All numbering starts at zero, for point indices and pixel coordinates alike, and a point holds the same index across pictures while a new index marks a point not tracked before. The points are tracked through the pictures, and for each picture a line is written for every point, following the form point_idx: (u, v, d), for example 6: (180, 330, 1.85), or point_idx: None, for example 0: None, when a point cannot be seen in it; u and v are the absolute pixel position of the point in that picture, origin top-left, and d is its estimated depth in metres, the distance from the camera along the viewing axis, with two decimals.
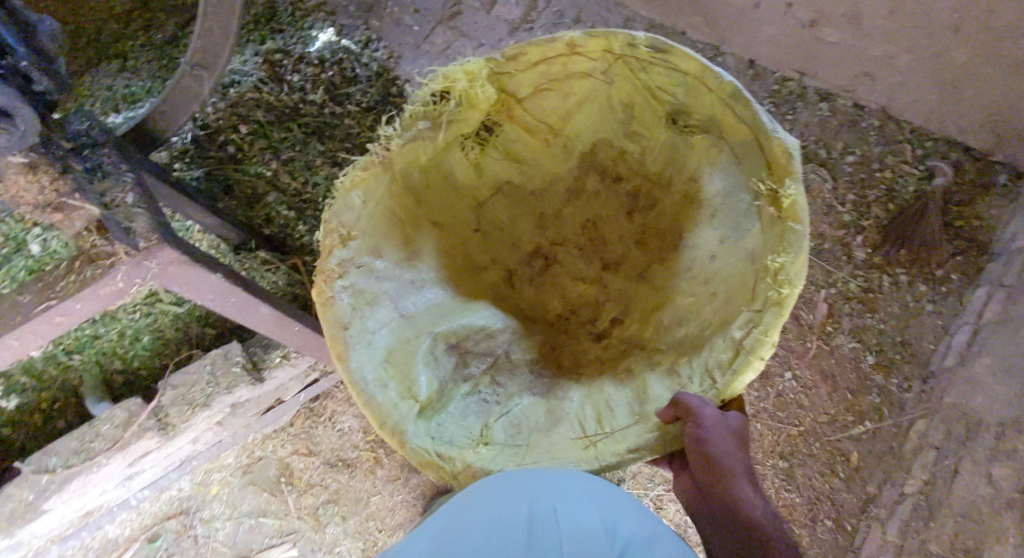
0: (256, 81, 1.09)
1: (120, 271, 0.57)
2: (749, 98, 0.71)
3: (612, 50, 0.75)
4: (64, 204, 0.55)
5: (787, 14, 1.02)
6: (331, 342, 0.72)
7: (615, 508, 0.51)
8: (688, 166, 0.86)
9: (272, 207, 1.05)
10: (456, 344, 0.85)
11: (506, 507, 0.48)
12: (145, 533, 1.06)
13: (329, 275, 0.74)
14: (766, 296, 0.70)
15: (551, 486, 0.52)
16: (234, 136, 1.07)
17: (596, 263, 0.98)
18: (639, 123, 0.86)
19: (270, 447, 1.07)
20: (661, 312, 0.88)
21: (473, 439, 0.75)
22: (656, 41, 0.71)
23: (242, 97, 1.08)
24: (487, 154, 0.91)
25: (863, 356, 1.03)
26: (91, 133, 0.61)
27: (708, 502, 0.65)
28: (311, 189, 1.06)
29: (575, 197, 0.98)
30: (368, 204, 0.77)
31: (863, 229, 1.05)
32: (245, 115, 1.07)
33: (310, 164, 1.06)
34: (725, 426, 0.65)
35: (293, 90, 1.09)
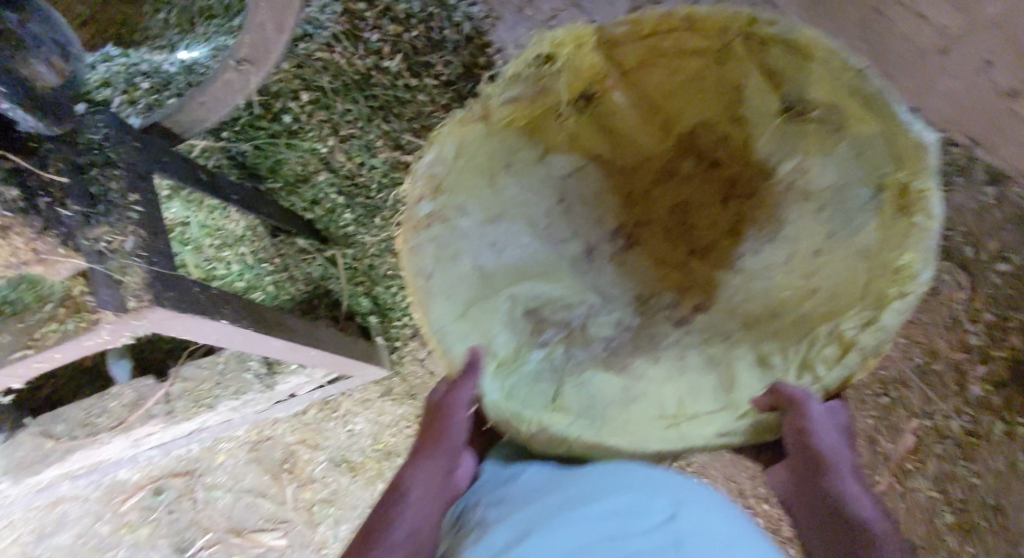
0: (330, 37, 0.95)
1: (105, 327, 0.54)
2: (888, 87, 0.63)
3: (730, 30, 0.70)
4: (46, 259, 0.54)
5: (982, 71, 0.69)
6: (414, 290, 0.75)
7: (718, 520, 0.55)
8: (793, 158, 0.80)
9: (325, 189, 1.03)
10: (535, 310, 0.88)
11: (622, 491, 0.55)
12: (152, 484, 1.22)
13: (417, 223, 0.76)
14: (882, 294, 0.64)
15: (665, 488, 0.57)
16: (293, 105, 0.98)
17: (682, 248, 0.95)
18: (750, 109, 0.81)
19: (279, 431, 1.18)
20: (749, 302, 0.84)
21: (549, 404, 0.76)
22: (781, 21, 0.67)
23: (309, 56, 0.95)
24: (586, 124, 0.87)
25: (940, 510, 0.95)
26: (105, 148, 0.64)
27: (806, 497, 0.60)
28: (366, 173, 1.01)
29: (667, 178, 0.95)
30: (458, 159, 0.77)
31: (990, 358, 0.88)
32: (308, 80, 0.96)
33: (371, 146, 1.00)
34: (829, 415, 0.60)
35: (357, 52, 0.96)
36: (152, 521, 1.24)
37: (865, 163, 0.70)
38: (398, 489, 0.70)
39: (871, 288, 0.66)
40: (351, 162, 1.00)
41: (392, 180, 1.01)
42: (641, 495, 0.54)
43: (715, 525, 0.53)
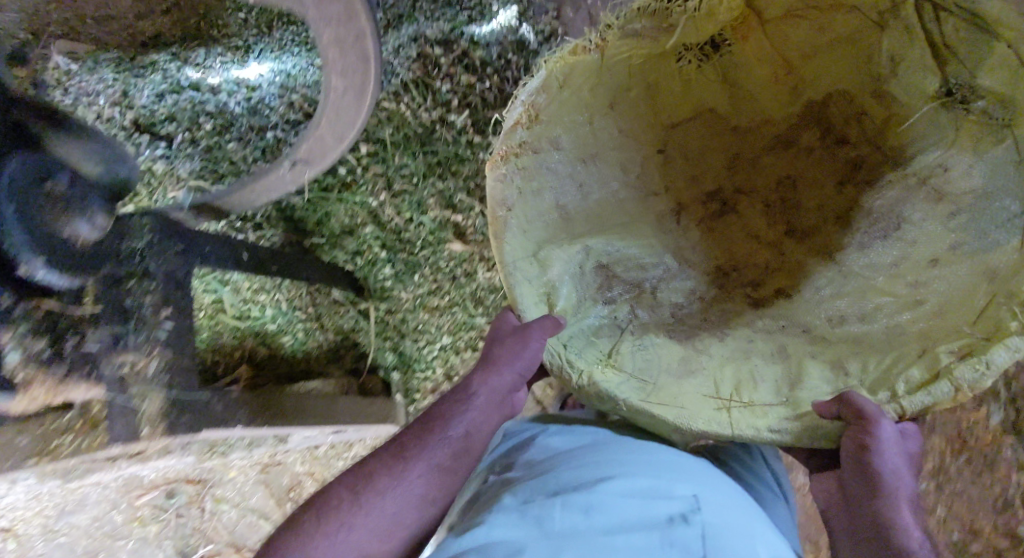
0: (403, 83, 1.05)
1: (115, 445, 0.60)
2: None
3: None
4: (72, 397, 0.60)
5: None
6: (495, 222, 0.75)
7: (741, 510, 0.61)
8: (931, 148, 0.73)
9: (369, 242, 1.12)
10: (607, 265, 0.86)
11: (648, 476, 0.61)
12: (164, 487, 1.01)
13: (511, 149, 0.74)
14: (998, 325, 0.58)
15: (685, 477, 0.63)
16: (353, 156, 1.08)
17: (779, 226, 0.87)
18: (900, 81, 0.73)
19: (292, 459, 1.07)
20: (840, 298, 0.78)
21: (603, 357, 0.77)
22: None
23: (381, 103, 1.06)
24: (704, 72, 0.81)
25: None
26: (146, 258, 0.68)
27: (850, 515, 0.57)
28: (411, 229, 1.10)
29: (782, 147, 0.86)
30: (563, 90, 0.75)
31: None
32: (371, 132, 1.07)
33: (421, 204, 1.09)
34: (899, 442, 0.57)
35: (423, 108, 1.06)
36: (161, 521, 1.04)
37: None
38: (464, 391, 0.71)
39: (988, 314, 0.60)
40: (394, 214, 1.10)
41: (434, 237, 1.10)
42: (663, 482, 0.60)
43: (730, 511, 0.60)
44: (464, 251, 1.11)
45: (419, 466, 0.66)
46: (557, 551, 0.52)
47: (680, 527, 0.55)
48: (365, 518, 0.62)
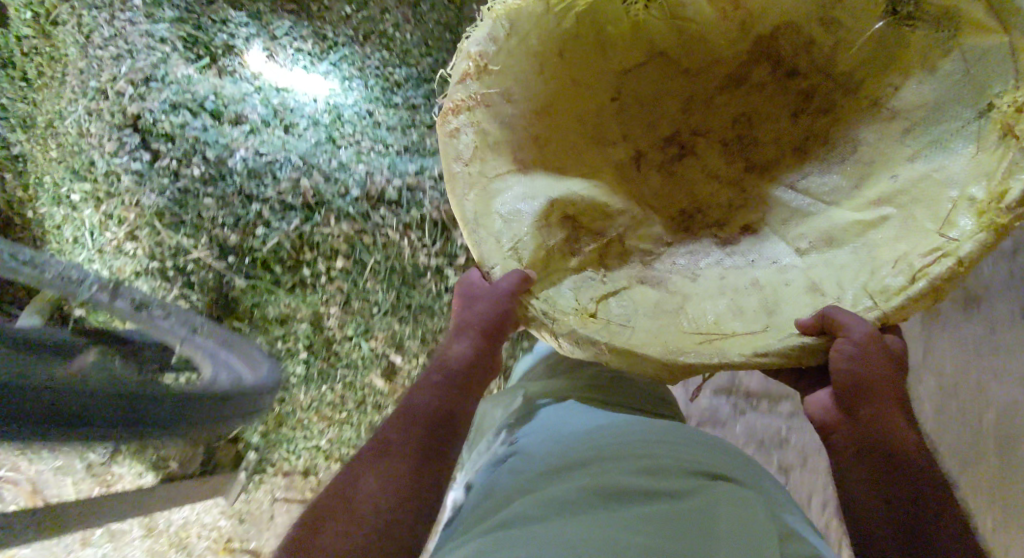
0: (409, 220, 1.15)
1: None
2: None
3: None
4: None
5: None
6: (450, 177, 0.75)
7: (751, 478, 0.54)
8: (891, 66, 0.74)
9: (297, 336, 1.18)
10: (573, 217, 0.81)
11: (649, 453, 0.52)
12: None
13: (458, 107, 0.76)
14: (966, 225, 0.59)
15: (683, 445, 0.55)
16: (325, 260, 1.16)
17: (737, 163, 0.87)
18: (848, 6, 0.74)
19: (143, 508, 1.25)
20: (804, 224, 0.79)
21: (579, 307, 0.72)
22: None
23: (377, 227, 1.15)
24: (650, 14, 0.81)
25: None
26: None
27: (850, 430, 0.56)
28: (347, 345, 1.19)
29: (734, 84, 0.87)
30: (510, 39, 0.77)
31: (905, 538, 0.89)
32: (357, 250, 1.16)
33: (367, 330, 1.18)
34: (883, 347, 0.56)
35: (426, 247, 1.16)
36: None
37: (973, 82, 0.65)
38: (442, 365, 0.71)
39: (955, 219, 0.61)
40: (341, 318, 1.18)
41: (365, 361, 1.19)
42: (665, 457, 0.52)
43: (741, 481, 0.51)
44: (386, 388, 1.19)
45: (407, 462, 0.64)
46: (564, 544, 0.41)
47: (690, 500, 0.46)
48: (358, 520, 0.60)
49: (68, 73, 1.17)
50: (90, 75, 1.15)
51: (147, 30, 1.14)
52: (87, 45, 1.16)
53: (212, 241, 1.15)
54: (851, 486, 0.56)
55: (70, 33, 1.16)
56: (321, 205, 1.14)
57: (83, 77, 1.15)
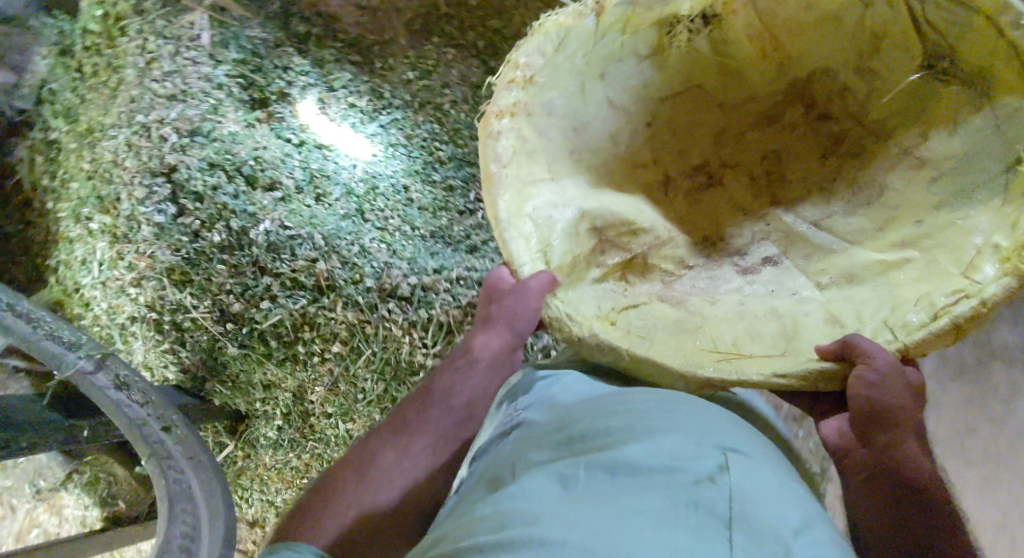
0: (413, 320, 1.16)
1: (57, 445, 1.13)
2: None
3: None
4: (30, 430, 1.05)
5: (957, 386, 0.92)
6: (487, 176, 0.76)
7: (775, 472, 0.52)
8: (924, 118, 0.77)
9: (279, 402, 1.19)
10: (602, 229, 0.83)
11: (668, 431, 0.51)
12: None
13: (499, 113, 0.77)
14: (989, 269, 0.61)
15: (708, 429, 0.54)
16: (320, 345, 1.16)
17: (764, 197, 0.89)
18: (886, 58, 0.77)
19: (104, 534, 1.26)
20: (828, 258, 0.81)
21: (602, 314, 0.74)
22: None
23: (376, 323, 1.16)
24: (695, 47, 0.84)
25: None
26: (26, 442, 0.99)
27: (863, 458, 0.57)
28: (324, 420, 1.18)
29: (766, 123, 0.90)
30: (558, 53, 0.79)
31: None
32: (353, 339, 1.16)
33: (347, 412, 1.16)
34: (902, 378, 0.56)
35: (425, 348, 1.15)
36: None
37: (1011, 134, 0.66)
38: (467, 355, 0.73)
39: (978, 265, 0.62)
40: (322, 395, 1.17)
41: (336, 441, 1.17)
42: (686, 437, 0.50)
43: (762, 470, 0.49)
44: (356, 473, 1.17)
45: (426, 441, 0.67)
46: (565, 516, 0.40)
47: (706, 485, 0.44)
48: (364, 491, 0.62)
49: (117, 93, 1.25)
50: (140, 110, 1.23)
51: (202, 73, 1.24)
52: (143, 77, 1.24)
53: (213, 302, 1.17)
54: (863, 514, 0.58)
55: (133, 54, 1.26)
56: (331, 290, 1.16)
57: (124, 100, 1.24)
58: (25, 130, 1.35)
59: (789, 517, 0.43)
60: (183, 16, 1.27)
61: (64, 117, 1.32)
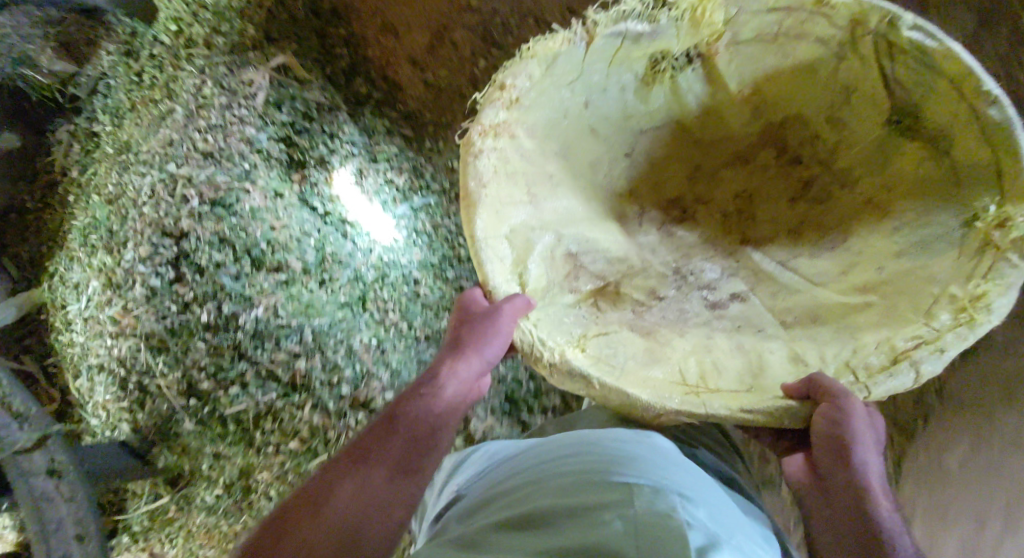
0: None
1: None
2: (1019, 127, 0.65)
3: (863, 24, 0.73)
4: None
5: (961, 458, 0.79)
6: (466, 195, 0.76)
7: (711, 503, 0.50)
8: (888, 170, 0.80)
9: (227, 465, 1.12)
10: (576, 254, 0.84)
11: (587, 479, 0.50)
12: None
13: (483, 131, 0.77)
14: (947, 317, 0.63)
15: (640, 463, 0.53)
16: (281, 444, 1.11)
17: (735, 235, 0.92)
18: (856, 111, 0.81)
19: None
20: (794, 297, 0.82)
21: (573, 341, 0.73)
22: (924, 30, 0.69)
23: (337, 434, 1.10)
24: (676, 86, 0.87)
25: None
26: None
27: (833, 493, 0.57)
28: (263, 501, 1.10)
29: (740, 164, 0.92)
30: (544, 78, 0.79)
31: None
32: (311, 442, 1.10)
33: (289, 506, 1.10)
34: (863, 412, 0.57)
35: None
36: None
37: (963, 193, 0.71)
38: (431, 379, 0.70)
39: (936, 313, 0.64)
40: (269, 483, 1.10)
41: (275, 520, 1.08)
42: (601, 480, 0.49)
43: (682, 496, 0.48)
44: None
45: (381, 471, 0.64)
46: None
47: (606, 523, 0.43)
48: (321, 523, 0.59)
49: (160, 126, 1.16)
50: (174, 158, 1.15)
51: (245, 136, 1.14)
52: (189, 123, 1.15)
53: (183, 373, 1.13)
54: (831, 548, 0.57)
55: (188, 88, 1.16)
56: (304, 388, 1.11)
57: (159, 143, 1.15)
58: (75, 115, 1.21)
59: (695, 534, 0.42)
60: (245, 71, 1.15)
61: (111, 116, 1.19)
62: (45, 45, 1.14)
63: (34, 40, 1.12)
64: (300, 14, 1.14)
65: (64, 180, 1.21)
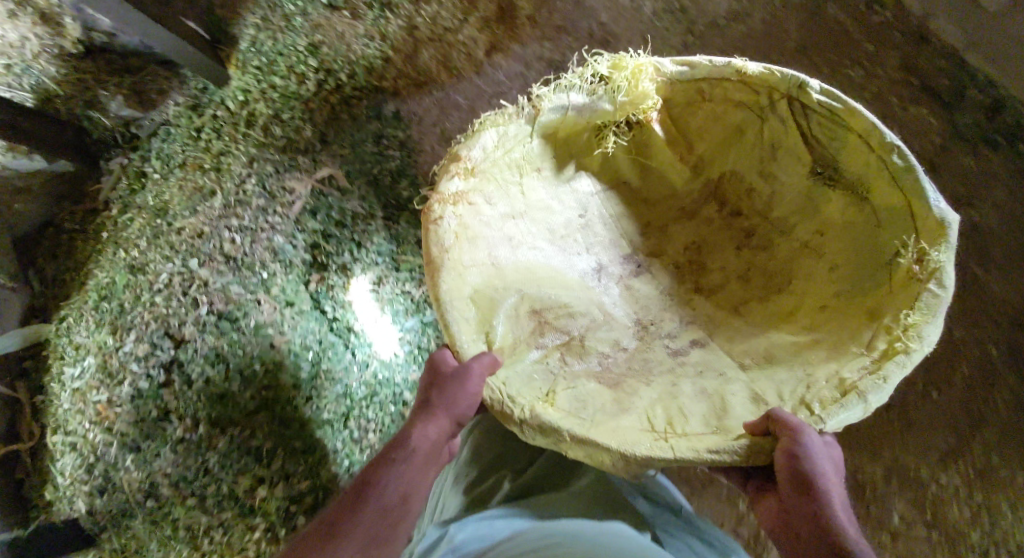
0: None
1: None
2: (920, 172, 0.73)
3: (776, 90, 0.82)
4: None
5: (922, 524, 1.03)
6: (429, 260, 0.79)
7: None
8: (819, 218, 0.87)
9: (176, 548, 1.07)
10: (540, 310, 0.88)
11: None
12: None
13: (444, 199, 0.81)
14: (885, 348, 0.68)
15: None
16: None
17: (688, 285, 0.96)
18: (784, 166, 0.89)
19: None
20: (748, 341, 0.87)
21: (540, 396, 0.74)
22: (829, 94, 0.77)
23: None
24: (620, 149, 0.95)
25: None
26: None
27: (796, 528, 0.58)
28: None
29: (687, 217, 0.99)
30: (498, 150, 0.85)
31: None
32: None
33: None
34: (823, 448, 0.60)
35: None
36: None
37: (884, 233, 0.78)
38: (402, 449, 0.69)
39: (876, 344, 0.69)
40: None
41: None
42: None
43: None
44: None
45: (354, 544, 0.61)
46: None
47: None
48: None
49: (192, 214, 1.17)
50: (198, 255, 1.15)
51: (272, 246, 1.15)
52: (222, 218, 1.16)
53: (145, 477, 1.09)
54: None
55: (233, 177, 1.18)
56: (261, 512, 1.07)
57: (188, 234, 1.15)
58: (131, 153, 1.20)
59: None
60: (289, 178, 1.18)
61: (162, 164, 1.19)
62: (116, 93, 1.15)
63: (108, 86, 1.14)
64: (361, 114, 1.20)
65: (104, 214, 1.18)
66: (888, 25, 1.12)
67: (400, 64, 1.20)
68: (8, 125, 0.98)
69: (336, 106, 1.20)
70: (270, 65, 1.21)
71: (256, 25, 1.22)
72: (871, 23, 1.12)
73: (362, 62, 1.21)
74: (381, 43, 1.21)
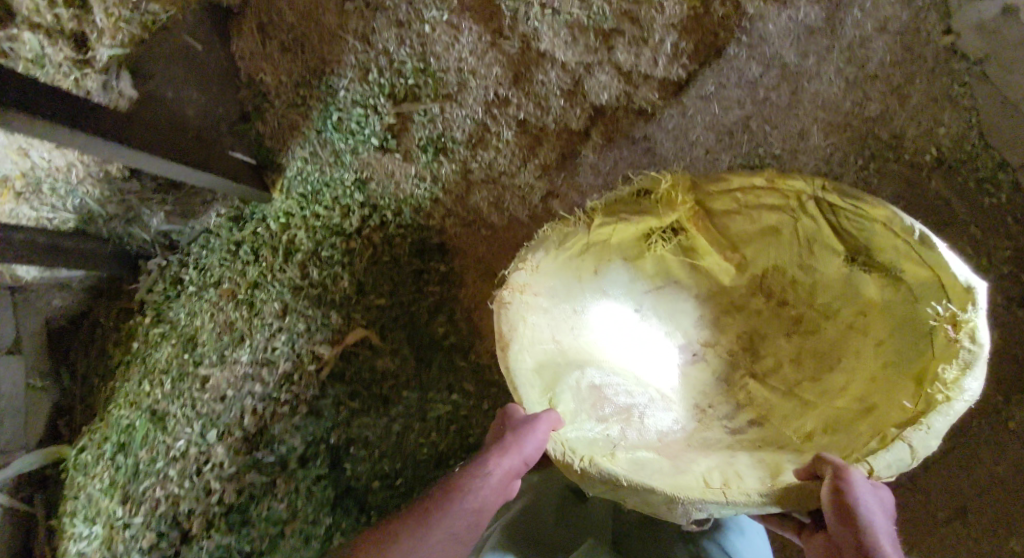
0: None
1: None
2: (942, 246, 0.80)
3: (801, 193, 0.91)
4: None
5: None
6: (500, 335, 0.90)
7: None
8: (861, 299, 0.94)
9: None
10: (597, 387, 0.96)
11: None
12: None
13: (513, 288, 0.93)
14: (929, 398, 0.72)
15: None
16: None
17: (743, 370, 1.04)
18: (821, 258, 0.97)
19: None
20: (806, 416, 0.93)
21: (602, 451, 0.81)
22: (850, 192, 0.86)
23: None
24: (670, 250, 1.05)
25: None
26: None
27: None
28: None
29: (737, 310, 1.07)
30: (555, 252, 0.97)
31: None
32: None
33: None
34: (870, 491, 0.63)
35: None
36: None
37: (921, 305, 0.84)
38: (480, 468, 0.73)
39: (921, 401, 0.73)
40: None
41: None
42: None
43: None
44: None
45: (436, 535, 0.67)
46: None
47: None
48: None
49: (220, 351, 1.25)
50: (217, 424, 1.22)
51: (296, 413, 1.21)
52: (247, 384, 1.23)
53: None
54: None
55: (263, 319, 1.25)
56: None
57: (211, 395, 1.23)
58: (170, 262, 1.32)
59: None
60: (314, 346, 1.24)
61: (199, 273, 1.30)
62: (158, 211, 1.25)
63: (150, 204, 1.23)
64: (403, 255, 1.26)
65: (138, 315, 1.31)
66: (1003, 210, 1.07)
67: (449, 204, 1.24)
68: (53, 246, 1.10)
69: (378, 245, 1.26)
70: (313, 194, 1.27)
71: (304, 158, 1.27)
72: (982, 204, 1.08)
73: (409, 202, 1.26)
74: (431, 185, 1.24)
